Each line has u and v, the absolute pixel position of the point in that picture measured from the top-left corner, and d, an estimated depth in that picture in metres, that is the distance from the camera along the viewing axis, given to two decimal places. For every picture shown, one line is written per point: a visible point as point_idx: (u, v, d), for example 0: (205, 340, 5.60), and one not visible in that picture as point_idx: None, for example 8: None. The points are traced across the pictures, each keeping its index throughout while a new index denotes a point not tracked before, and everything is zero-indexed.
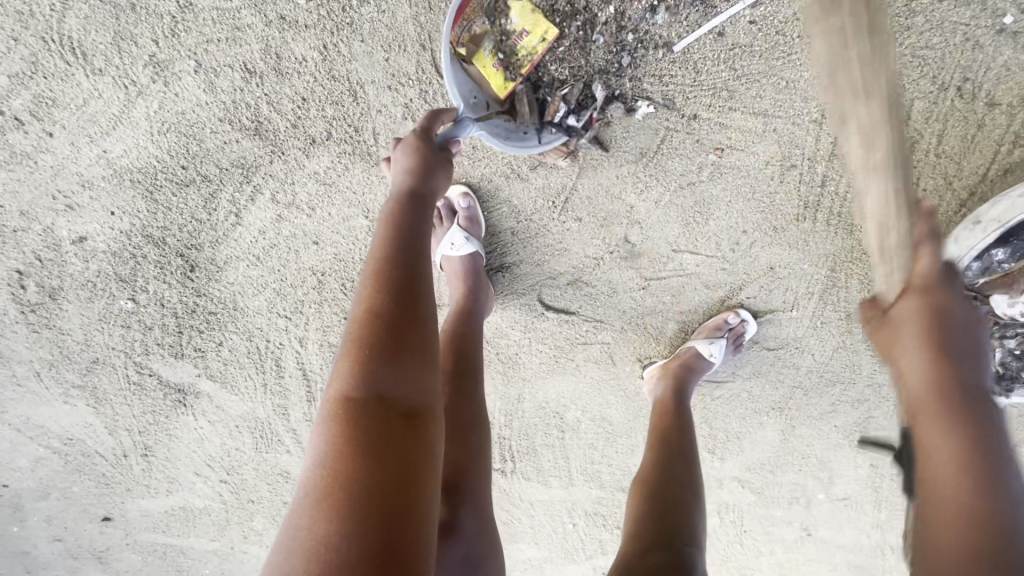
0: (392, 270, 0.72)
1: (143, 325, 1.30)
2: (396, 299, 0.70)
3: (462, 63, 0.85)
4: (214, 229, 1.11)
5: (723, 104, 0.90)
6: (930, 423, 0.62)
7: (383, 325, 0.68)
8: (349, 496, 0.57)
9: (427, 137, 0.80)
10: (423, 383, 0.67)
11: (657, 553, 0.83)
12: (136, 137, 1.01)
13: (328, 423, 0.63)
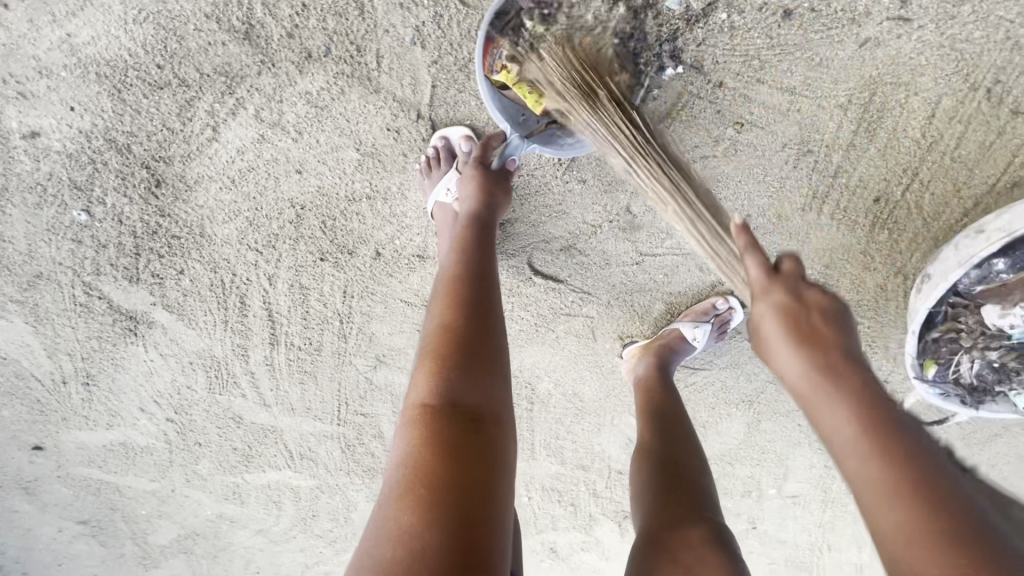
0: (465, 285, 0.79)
1: (96, 242, 1.20)
2: (471, 312, 0.76)
3: (499, 90, 0.88)
4: (187, 142, 1.01)
5: (751, 75, 0.83)
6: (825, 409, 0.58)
7: (460, 333, 0.74)
8: (431, 491, 0.61)
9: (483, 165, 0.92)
10: (493, 388, 0.70)
11: (690, 528, 0.83)
12: (106, 23, 0.90)
13: (409, 424, 0.68)
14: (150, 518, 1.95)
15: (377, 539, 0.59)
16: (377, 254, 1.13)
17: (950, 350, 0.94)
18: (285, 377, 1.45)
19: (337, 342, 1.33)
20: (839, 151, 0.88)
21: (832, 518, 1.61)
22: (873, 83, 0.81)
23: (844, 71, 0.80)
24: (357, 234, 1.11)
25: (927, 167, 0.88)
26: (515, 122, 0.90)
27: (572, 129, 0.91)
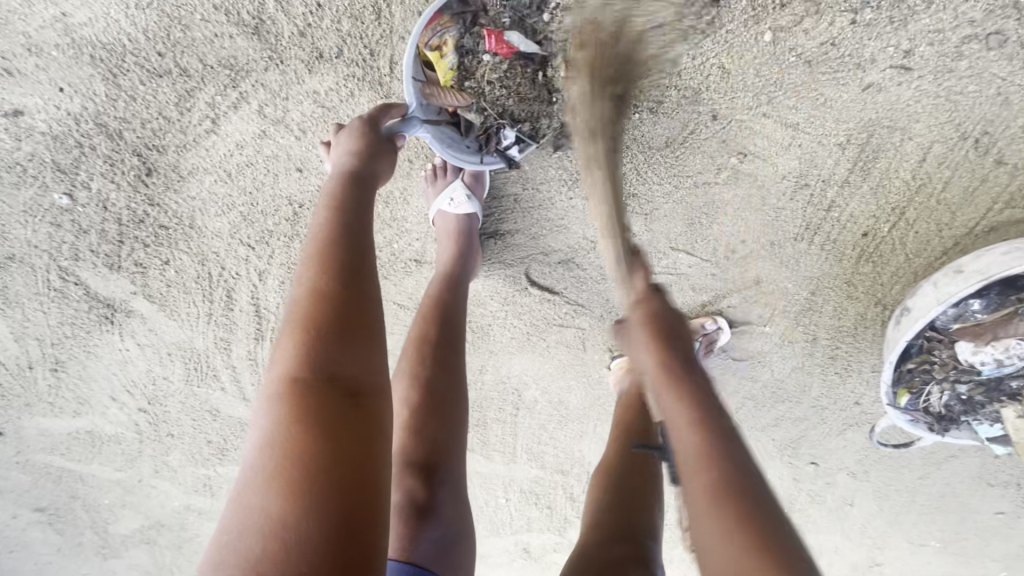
0: (337, 249, 0.70)
1: (76, 227, 1.15)
2: (348, 277, 0.68)
3: (425, 66, 0.85)
4: (184, 132, 0.98)
5: (759, 109, 0.84)
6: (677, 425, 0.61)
7: (332, 301, 0.66)
8: (306, 478, 0.56)
9: (372, 126, 0.81)
10: (371, 358, 0.65)
11: (622, 550, 0.84)
12: (106, 6, 0.87)
13: (273, 404, 0.61)
14: (112, 508, 1.89)
15: (241, 536, 0.54)
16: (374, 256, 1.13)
17: (924, 380, 1.00)
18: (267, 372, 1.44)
19: None
20: (834, 187, 0.92)
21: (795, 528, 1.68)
22: (871, 125, 0.84)
23: (846, 112, 0.83)
24: None
25: (914, 208, 0.93)
26: (423, 100, 0.85)
27: (464, 139, 0.93)
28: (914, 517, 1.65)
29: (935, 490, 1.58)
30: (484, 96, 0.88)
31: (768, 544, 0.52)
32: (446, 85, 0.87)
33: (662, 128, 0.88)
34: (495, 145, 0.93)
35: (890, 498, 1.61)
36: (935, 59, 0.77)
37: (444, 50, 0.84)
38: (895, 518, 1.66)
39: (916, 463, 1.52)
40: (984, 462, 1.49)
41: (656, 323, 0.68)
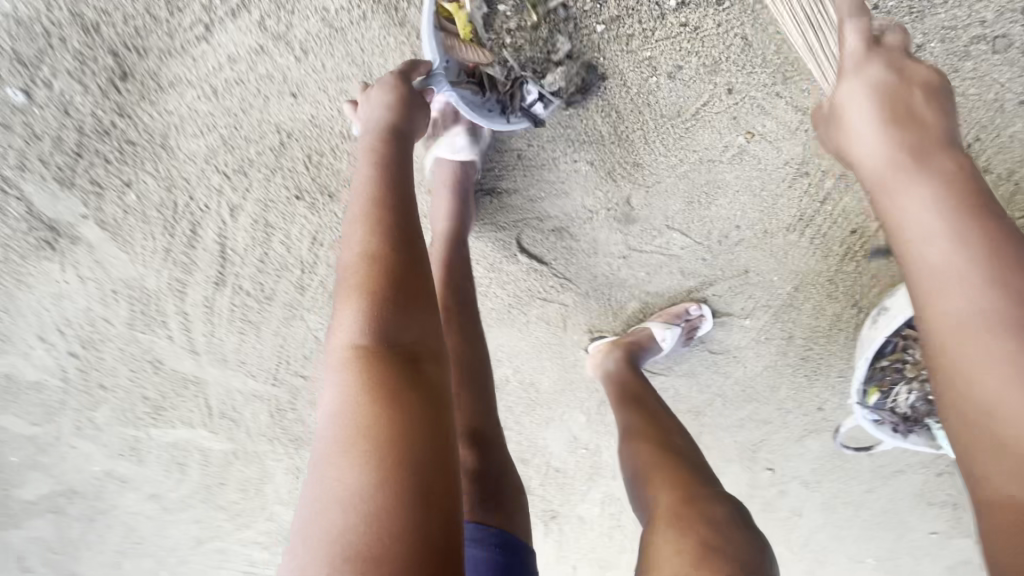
0: (388, 219, 0.74)
1: (28, 132, 1.04)
2: (400, 248, 0.72)
3: (443, 21, 0.85)
4: (171, 36, 0.91)
5: (772, 87, 0.86)
6: (924, 198, 0.62)
7: (389, 273, 0.70)
8: (381, 438, 0.61)
9: (404, 78, 0.82)
10: (425, 324, 0.70)
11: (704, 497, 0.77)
12: None
13: (343, 375, 0.66)
14: (19, 467, 1.69)
15: (328, 498, 0.59)
16: None
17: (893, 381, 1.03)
18: (223, 323, 1.34)
19: (296, 291, 1.25)
20: (832, 178, 0.94)
21: None
22: None
23: None
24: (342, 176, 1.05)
25: None
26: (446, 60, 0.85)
27: (488, 99, 0.91)
28: (856, 532, 1.70)
29: (879, 505, 1.63)
30: (502, 46, 0.87)
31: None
32: (465, 37, 0.86)
33: (676, 94, 0.89)
34: (519, 103, 0.91)
35: (837, 511, 1.65)
36: (944, 56, 0.80)
37: (461, 2, 0.84)
38: (838, 531, 1.70)
39: (865, 478, 1.56)
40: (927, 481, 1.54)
41: (942, 148, 0.65)
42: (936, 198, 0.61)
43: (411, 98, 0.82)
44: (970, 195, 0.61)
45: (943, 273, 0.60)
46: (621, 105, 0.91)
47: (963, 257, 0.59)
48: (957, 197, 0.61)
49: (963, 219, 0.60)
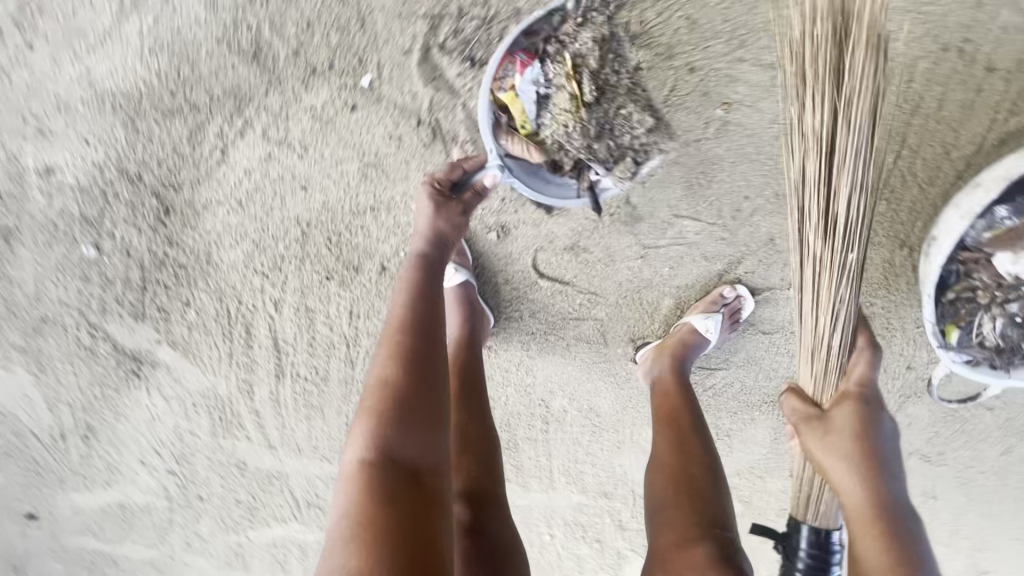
0: (408, 342, 0.81)
1: (103, 279, 1.20)
2: (413, 368, 0.79)
3: (500, 109, 0.92)
4: (197, 166, 1.06)
5: (732, 55, 0.94)
6: (841, 468, 0.83)
7: (403, 391, 0.77)
8: (374, 544, 0.66)
9: (442, 193, 0.93)
10: (430, 441, 0.75)
11: (697, 548, 0.82)
12: (125, 54, 0.98)
13: (352, 480, 0.72)
14: None
15: None
16: (382, 268, 1.14)
17: (970, 310, 0.93)
18: (292, 412, 1.42)
19: (345, 368, 1.31)
20: None
21: None
22: None
23: None
24: (361, 248, 1.12)
25: (913, 131, 0.92)
26: (501, 146, 0.93)
27: (553, 175, 0.97)
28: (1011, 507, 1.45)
29: None
30: (557, 125, 0.94)
31: (894, 547, 0.77)
32: (523, 127, 0.94)
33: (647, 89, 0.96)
34: (586, 180, 0.97)
35: (975, 484, 1.44)
36: None
37: (516, 91, 0.91)
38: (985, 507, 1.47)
39: (999, 440, 1.35)
40: None
41: (857, 416, 0.85)
42: (857, 484, 0.81)
43: (452, 212, 0.93)
44: (862, 428, 0.84)
45: (860, 518, 0.80)
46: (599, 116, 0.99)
47: (878, 551, 0.77)
48: (861, 478, 0.81)
49: (863, 468, 0.82)
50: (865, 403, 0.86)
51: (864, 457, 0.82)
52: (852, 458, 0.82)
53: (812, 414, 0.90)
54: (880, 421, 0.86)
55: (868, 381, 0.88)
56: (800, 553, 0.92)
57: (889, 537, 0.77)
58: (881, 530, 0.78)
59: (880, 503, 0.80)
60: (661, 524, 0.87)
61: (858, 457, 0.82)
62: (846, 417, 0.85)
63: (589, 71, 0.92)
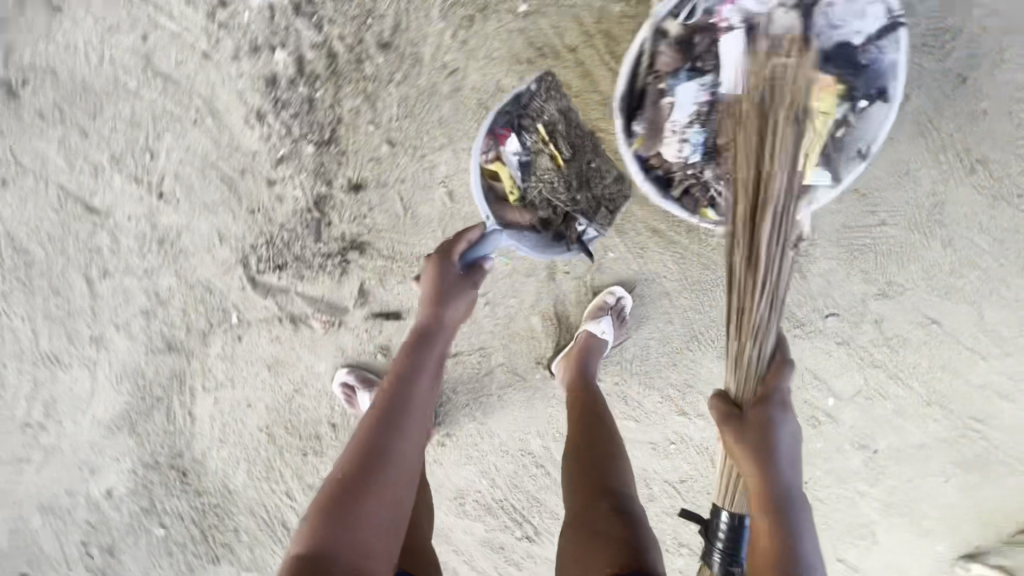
0: (368, 433, 0.84)
1: (178, 545, 1.54)
2: (358, 463, 0.81)
3: (489, 180, 1.06)
4: (185, 432, 1.43)
5: (414, 155, 1.16)
6: (746, 460, 0.84)
7: (350, 484, 0.79)
8: None
9: (449, 260, 1.01)
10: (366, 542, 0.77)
11: (603, 502, 1.05)
12: (106, 393, 1.38)
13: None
14: None
15: None
16: (333, 425, 1.44)
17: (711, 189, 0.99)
18: None
19: None
20: None
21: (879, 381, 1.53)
22: (479, 108, 1.13)
23: (457, 116, 1.13)
24: (312, 420, 1.43)
25: (569, 111, 1.14)
26: (495, 217, 1.05)
27: (540, 233, 1.07)
28: (984, 287, 1.42)
29: (964, 249, 1.38)
30: (542, 185, 1.04)
31: (779, 552, 0.78)
32: (611, 149, 1.01)
33: (389, 207, 1.21)
34: (574, 234, 1.10)
35: (937, 287, 1.42)
36: (454, 58, 1.08)
37: (503, 160, 1.04)
38: (966, 298, 1.44)
39: (911, 244, 1.37)
40: (968, 191, 1.32)
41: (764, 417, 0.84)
42: (753, 474, 0.83)
43: (465, 283, 1.01)
44: (766, 424, 0.83)
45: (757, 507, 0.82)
46: (377, 242, 1.24)
47: (763, 542, 0.79)
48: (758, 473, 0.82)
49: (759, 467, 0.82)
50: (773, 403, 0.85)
51: (762, 450, 0.83)
52: (756, 450, 0.83)
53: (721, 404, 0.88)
54: (778, 420, 0.84)
55: (774, 380, 0.86)
56: (721, 534, 0.93)
57: (778, 533, 0.79)
58: (772, 528, 0.80)
59: (772, 503, 0.81)
60: (577, 496, 1.08)
61: (758, 451, 0.82)
62: (756, 416, 0.84)
63: (562, 135, 1.04)
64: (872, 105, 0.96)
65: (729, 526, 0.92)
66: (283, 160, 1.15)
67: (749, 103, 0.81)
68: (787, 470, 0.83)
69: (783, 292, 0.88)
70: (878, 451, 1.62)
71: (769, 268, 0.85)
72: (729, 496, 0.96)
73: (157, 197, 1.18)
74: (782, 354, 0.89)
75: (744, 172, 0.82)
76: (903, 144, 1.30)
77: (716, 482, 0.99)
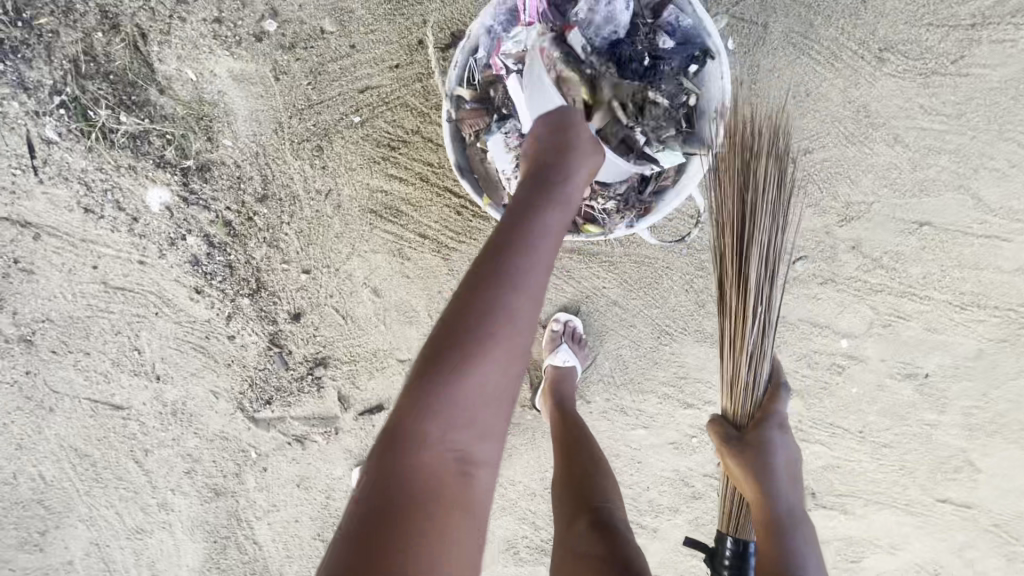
0: (476, 273, 0.71)
1: None
2: (467, 307, 0.69)
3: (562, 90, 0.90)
4: (257, 560, 1.61)
5: (331, 270, 1.29)
6: (743, 473, 0.89)
7: (463, 317, 0.69)
8: (378, 503, 0.64)
9: (553, 120, 0.83)
10: (469, 428, 0.68)
11: (583, 518, 1.06)
12: (189, 545, 1.61)
13: (387, 432, 0.68)
14: None
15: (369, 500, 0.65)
16: None
17: (617, 131, 0.92)
18: None
19: None
20: (407, 231, 1.25)
21: (896, 302, 1.37)
22: (365, 211, 1.23)
23: (348, 226, 1.25)
24: None
25: (440, 182, 1.22)
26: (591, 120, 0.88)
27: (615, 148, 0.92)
28: (961, 165, 1.26)
29: (914, 139, 1.25)
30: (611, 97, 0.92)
31: (778, 557, 0.84)
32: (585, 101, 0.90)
33: (332, 320, 1.34)
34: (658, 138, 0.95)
35: (909, 187, 1.28)
36: (323, 182, 1.21)
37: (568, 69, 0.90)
38: (949, 185, 1.28)
39: (851, 158, 1.26)
40: (886, 82, 1.21)
41: (765, 432, 0.91)
42: (752, 485, 0.88)
43: (587, 137, 0.82)
44: (765, 439, 0.90)
45: (758, 517, 0.88)
46: (337, 352, 1.37)
47: (763, 545, 0.86)
48: (754, 484, 0.88)
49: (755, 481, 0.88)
50: (769, 419, 0.92)
51: (764, 465, 0.88)
52: (757, 463, 0.89)
53: (720, 423, 0.95)
54: (775, 437, 0.91)
55: (772, 397, 0.94)
56: (728, 560, 0.95)
57: (776, 539, 0.85)
58: (773, 535, 0.86)
59: (773, 512, 0.87)
60: (563, 515, 1.10)
61: (758, 465, 0.89)
62: (756, 435, 0.91)
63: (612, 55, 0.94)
64: (703, 63, 0.97)
65: (734, 551, 0.95)
66: (232, 316, 1.32)
67: (730, 142, 0.94)
68: (787, 489, 0.88)
69: (773, 317, 0.95)
70: (934, 373, 1.44)
71: (759, 294, 0.93)
72: (732, 519, 0.98)
73: (157, 379, 1.40)
74: (776, 379, 0.97)
75: (729, 208, 0.93)
76: (791, 69, 1.21)
77: (720, 504, 1.01)
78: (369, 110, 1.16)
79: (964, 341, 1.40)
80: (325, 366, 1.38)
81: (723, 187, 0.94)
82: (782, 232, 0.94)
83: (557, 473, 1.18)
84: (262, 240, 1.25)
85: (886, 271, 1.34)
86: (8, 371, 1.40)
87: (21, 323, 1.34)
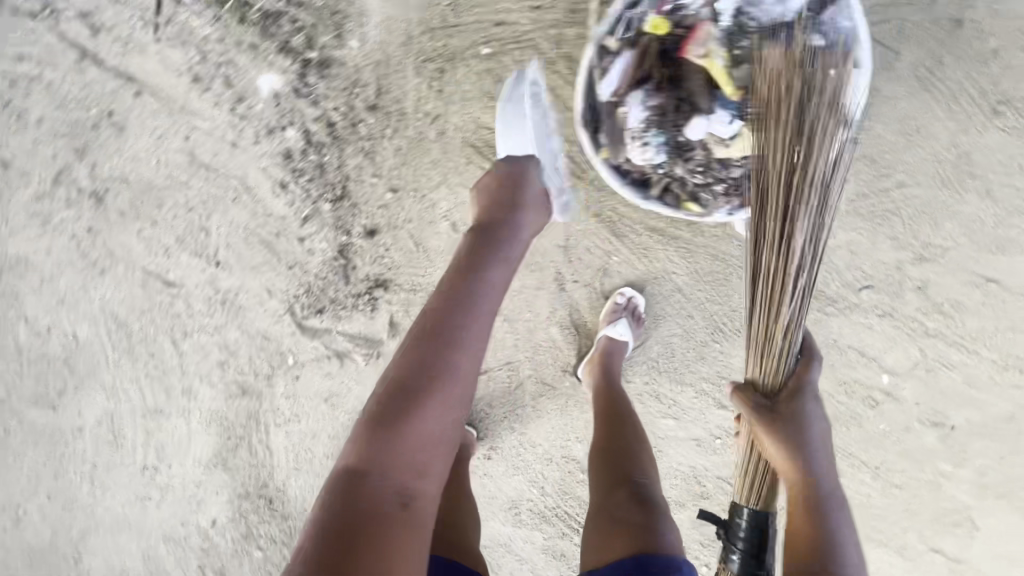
0: (431, 320, 0.82)
1: (275, 564, 1.74)
2: (424, 347, 0.80)
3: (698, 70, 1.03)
4: (266, 465, 1.63)
5: (417, 195, 1.29)
6: (783, 449, 0.88)
7: (420, 357, 0.80)
8: (343, 521, 0.71)
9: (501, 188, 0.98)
10: (425, 441, 0.77)
11: (624, 488, 1.07)
12: (203, 436, 1.62)
13: (352, 458, 0.76)
14: None
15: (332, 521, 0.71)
16: None
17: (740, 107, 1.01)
18: None
19: None
20: None
21: (945, 351, 1.40)
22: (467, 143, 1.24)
23: (447, 155, 1.25)
24: None
25: None
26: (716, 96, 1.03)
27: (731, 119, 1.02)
28: None
29: (1004, 198, 1.28)
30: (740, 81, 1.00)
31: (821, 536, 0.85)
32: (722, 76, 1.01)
33: (404, 245, 1.35)
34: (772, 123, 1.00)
35: (986, 243, 1.31)
36: (437, 104, 1.21)
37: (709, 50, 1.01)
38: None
39: (941, 202, 1.29)
40: (993, 135, 1.24)
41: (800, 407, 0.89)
42: (790, 460, 0.88)
43: (535, 200, 0.98)
44: (802, 415, 0.88)
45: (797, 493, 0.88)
46: (400, 278, 1.38)
47: (803, 523, 0.87)
48: (793, 460, 0.88)
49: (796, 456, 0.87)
50: (807, 393, 0.90)
51: (801, 440, 0.87)
52: (796, 437, 0.87)
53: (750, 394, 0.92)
54: (811, 409, 0.89)
55: (806, 369, 0.91)
56: (742, 535, 0.92)
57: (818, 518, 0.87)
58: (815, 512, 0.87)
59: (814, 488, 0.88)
60: (601, 482, 1.11)
61: (797, 440, 0.87)
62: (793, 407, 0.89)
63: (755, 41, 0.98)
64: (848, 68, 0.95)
65: (751, 525, 0.92)
66: (308, 218, 1.33)
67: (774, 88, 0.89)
68: (822, 464, 0.89)
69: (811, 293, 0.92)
70: (960, 427, 1.48)
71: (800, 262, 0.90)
72: (753, 491, 0.97)
73: (215, 265, 1.40)
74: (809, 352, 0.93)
75: (772, 171, 0.89)
76: (907, 101, 1.24)
77: (738, 475, 1.01)
78: (501, 45, 1.17)
79: (996, 403, 1.44)
80: (384, 289, 1.39)
81: (763, 138, 0.90)
82: (829, 195, 0.89)
83: (596, 445, 1.20)
84: (359, 150, 1.25)
85: (942, 318, 1.37)
86: (70, 224, 1.39)
87: (97, 178, 1.33)
